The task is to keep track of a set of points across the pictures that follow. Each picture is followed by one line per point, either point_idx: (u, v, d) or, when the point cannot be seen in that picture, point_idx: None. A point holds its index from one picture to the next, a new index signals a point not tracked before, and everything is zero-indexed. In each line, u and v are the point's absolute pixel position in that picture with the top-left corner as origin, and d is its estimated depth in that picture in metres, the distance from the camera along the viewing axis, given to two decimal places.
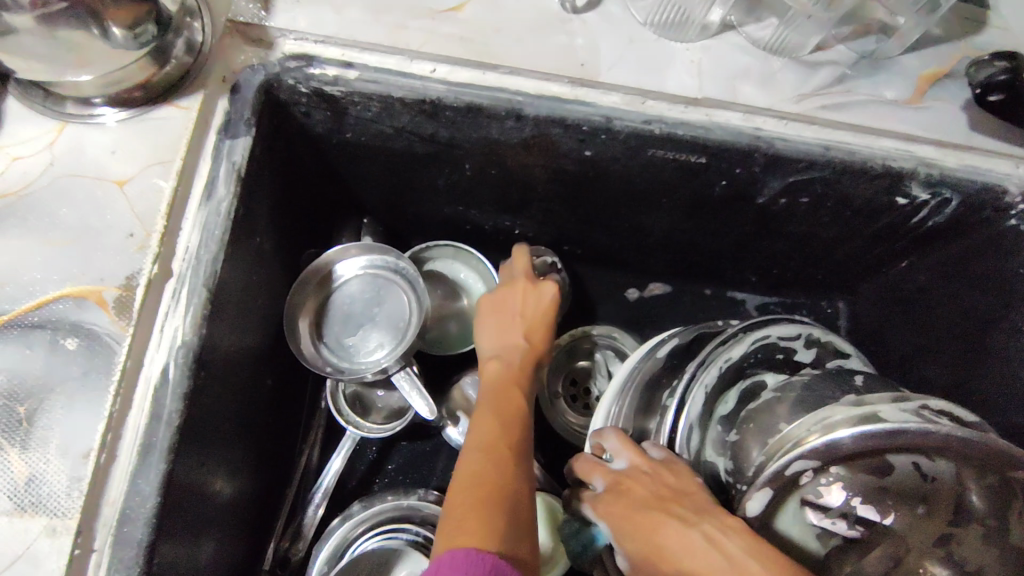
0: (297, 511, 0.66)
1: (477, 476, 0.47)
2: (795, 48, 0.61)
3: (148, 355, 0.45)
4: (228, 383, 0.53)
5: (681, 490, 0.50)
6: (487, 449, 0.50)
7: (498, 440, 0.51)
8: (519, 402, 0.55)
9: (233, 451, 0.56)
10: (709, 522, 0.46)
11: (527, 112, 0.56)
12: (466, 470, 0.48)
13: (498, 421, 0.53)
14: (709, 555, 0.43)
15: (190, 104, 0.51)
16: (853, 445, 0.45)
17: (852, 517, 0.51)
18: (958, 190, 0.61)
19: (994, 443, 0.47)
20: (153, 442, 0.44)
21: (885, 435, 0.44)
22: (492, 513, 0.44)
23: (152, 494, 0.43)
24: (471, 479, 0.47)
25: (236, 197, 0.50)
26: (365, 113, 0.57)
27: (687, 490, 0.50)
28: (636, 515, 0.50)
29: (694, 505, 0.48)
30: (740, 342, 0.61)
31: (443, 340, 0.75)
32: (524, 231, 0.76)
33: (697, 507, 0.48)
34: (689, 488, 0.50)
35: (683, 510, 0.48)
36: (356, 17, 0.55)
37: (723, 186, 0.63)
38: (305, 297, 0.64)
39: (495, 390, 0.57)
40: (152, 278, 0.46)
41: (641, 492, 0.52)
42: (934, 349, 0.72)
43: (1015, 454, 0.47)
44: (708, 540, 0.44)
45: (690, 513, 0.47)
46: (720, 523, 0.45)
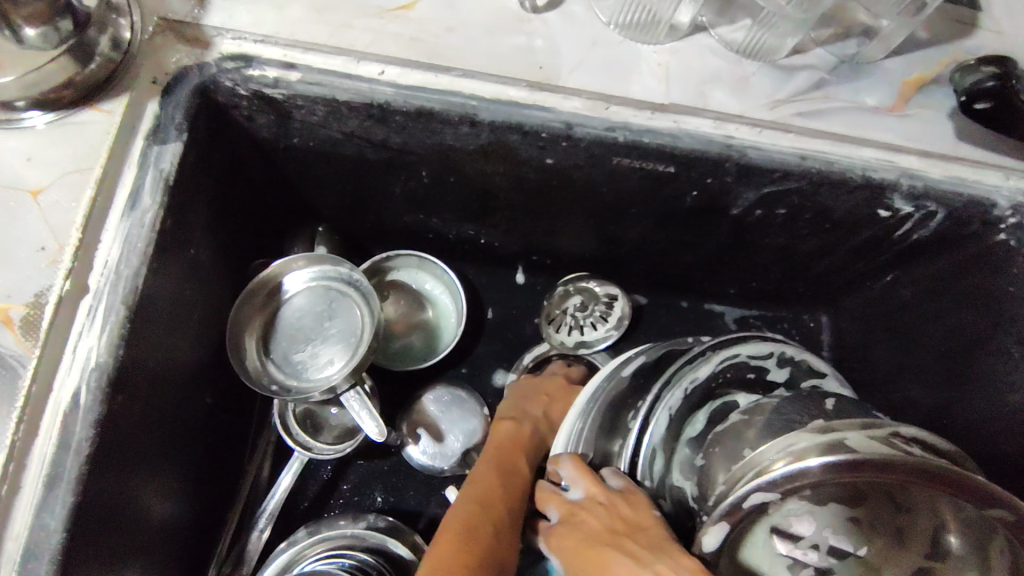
0: (243, 532, 0.63)
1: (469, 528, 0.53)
2: (771, 50, 0.57)
3: (57, 379, 0.42)
4: (154, 404, 0.49)
5: (635, 524, 0.48)
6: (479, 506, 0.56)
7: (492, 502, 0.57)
8: (514, 484, 0.60)
9: (165, 475, 0.53)
10: (662, 561, 0.43)
11: (482, 117, 0.52)
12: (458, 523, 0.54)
13: (492, 492, 0.58)
14: None
15: (113, 108, 0.47)
16: (822, 475, 0.41)
17: (824, 546, 0.49)
18: (943, 204, 0.58)
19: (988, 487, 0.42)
20: (61, 474, 0.41)
21: (852, 468, 0.40)
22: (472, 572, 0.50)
23: (59, 529, 0.40)
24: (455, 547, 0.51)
25: (163, 207, 0.47)
26: (310, 117, 0.53)
27: (642, 524, 0.48)
28: (591, 553, 0.49)
29: (648, 541, 0.46)
30: (708, 361, 0.58)
31: (406, 353, 0.74)
32: (491, 241, 0.72)
33: (651, 544, 0.46)
34: (644, 521, 0.48)
35: (636, 547, 0.46)
36: (299, 15, 0.51)
37: (694, 196, 0.60)
38: (251, 312, 0.60)
39: (502, 450, 0.64)
40: (64, 294, 0.43)
41: (596, 526, 0.50)
42: (918, 368, 0.69)
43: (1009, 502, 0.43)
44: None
45: (643, 551, 0.45)
46: (674, 562, 0.43)
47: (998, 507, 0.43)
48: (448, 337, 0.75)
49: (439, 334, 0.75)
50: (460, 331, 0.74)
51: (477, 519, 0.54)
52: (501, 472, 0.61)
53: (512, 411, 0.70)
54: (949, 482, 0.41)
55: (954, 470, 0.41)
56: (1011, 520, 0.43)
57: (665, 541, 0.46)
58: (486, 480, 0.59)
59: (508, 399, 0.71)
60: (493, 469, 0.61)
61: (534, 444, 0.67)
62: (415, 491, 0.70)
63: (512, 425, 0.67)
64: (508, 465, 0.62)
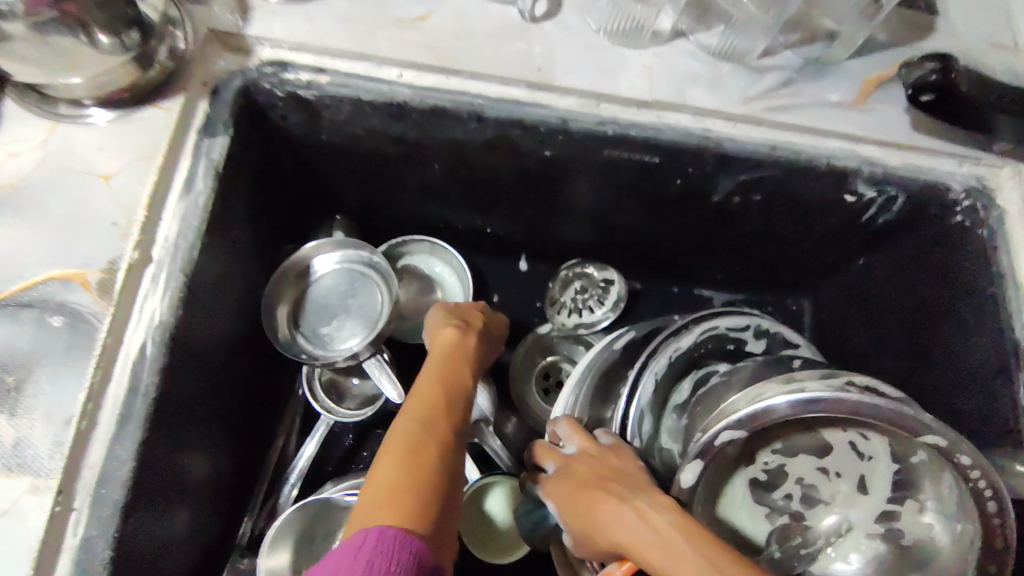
0: (275, 488, 0.69)
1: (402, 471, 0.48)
2: (742, 53, 0.64)
3: (127, 334, 0.49)
4: (202, 363, 0.57)
5: (619, 470, 0.54)
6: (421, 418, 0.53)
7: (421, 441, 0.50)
8: (463, 390, 0.57)
9: (209, 430, 0.59)
10: (641, 497, 0.49)
11: (488, 114, 0.60)
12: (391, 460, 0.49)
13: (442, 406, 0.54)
14: (638, 527, 0.47)
15: (171, 106, 0.55)
16: (788, 412, 0.47)
17: (798, 495, 0.54)
18: (901, 187, 0.64)
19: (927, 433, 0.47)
20: (131, 413, 0.48)
21: (809, 404, 0.47)
22: (411, 493, 0.47)
23: (129, 460, 0.47)
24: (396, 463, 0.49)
25: (213, 190, 0.55)
26: (337, 115, 0.61)
27: (626, 470, 0.53)
28: (578, 495, 0.54)
29: (630, 483, 0.52)
30: (690, 332, 0.65)
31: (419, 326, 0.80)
32: (496, 230, 0.80)
33: (632, 484, 0.51)
34: (628, 469, 0.54)
35: (618, 486, 0.52)
36: (328, 26, 0.59)
37: (678, 184, 0.66)
38: (284, 288, 0.68)
39: (443, 368, 0.59)
40: (133, 262, 0.50)
41: (584, 473, 0.55)
42: (888, 342, 0.74)
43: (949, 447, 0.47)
44: (638, 514, 0.47)
45: (624, 489, 0.51)
46: (650, 498, 0.49)
47: (929, 435, 0.47)
48: None
49: None
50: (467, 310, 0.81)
51: (428, 427, 0.52)
52: (447, 379, 0.58)
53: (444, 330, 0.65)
54: (893, 420, 0.47)
55: (899, 408, 0.46)
56: (943, 447, 0.47)
57: (645, 483, 0.51)
58: (432, 389, 0.56)
59: (436, 323, 0.66)
60: (441, 376, 0.58)
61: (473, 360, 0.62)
62: None
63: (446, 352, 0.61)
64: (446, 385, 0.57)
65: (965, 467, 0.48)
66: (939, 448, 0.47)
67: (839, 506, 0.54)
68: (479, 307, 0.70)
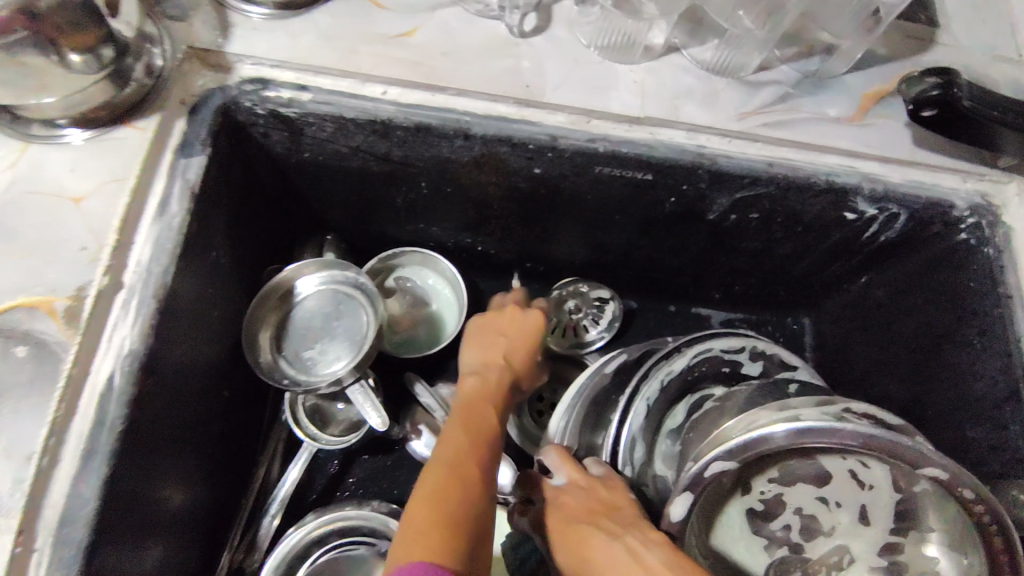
0: (255, 519, 0.67)
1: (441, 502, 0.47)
2: (737, 68, 0.62)
3: (94, 363, 0.47)
4: (177, 392, 0.55)
5: (610, 503, 0.52)
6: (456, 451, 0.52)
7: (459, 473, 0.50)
8: (492, 423, 0.56)
9: (184, 462, 0.57)
10: (632, 533, 0.47)
11: (474, 131, 0.58)
12: (430, 490, 0.48)
13: (468, 439, 0.53)
14: (628, 564, 0.45)
15: (145, 125, 0.54)
16: (786, 442, 0.43)
17: (797, 526, 0.51)
18: (903, 205, 0.62)
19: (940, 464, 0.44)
20: (96, 448, 0.46)
21: (811, 434, 0.42)
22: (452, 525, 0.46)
23: (94, 497, 0.45)
24: (435, 492, 0.48)
25: (189, 214, 0.53)
26: (320, 133, 0.59)
27: (617, 503, 0.51)
28: (567, 530, 0.51)
29: (620, 517, 0.49)
30: (683, 356, 0.62)
31: (409, 342, 0.78)
32: (487, 249, 0.78)
33: (623, 519, 0.49)
34: (620, 502, 0.52)
35: (609, 521, 0.49)
36: (310, 42, 0.57)
37: (673, 202, 0.64)
38: (265, 312, 0.66)
39: (467, 406, 0.58)
40: (102, 289, 0.49)
41: (574, 507, 0.53)
42: (892, 363, 0.72)
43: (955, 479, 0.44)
44: (629, 553, 0.45)
45: (615, 525, 0.49)
46: (641, 534, 0.47)
47: (928, 466, 0.44)
48: (452, 328, 0.79)
49: (442, 326, 0.80)
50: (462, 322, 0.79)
51: (455, 460, 0.51)
52: (471, 416, 0.57)
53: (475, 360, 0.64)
54: (889, 449, 0.43)
55: (896, 437, 0.43)
56: (946, 480, 0.44)
57: (635, 517, 0.49)
58: (466, 426, 0.55)
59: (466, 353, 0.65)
60: (472, 413, 0.57)
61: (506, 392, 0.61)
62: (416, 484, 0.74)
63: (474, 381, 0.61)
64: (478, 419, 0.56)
65: (969, 501, 0.45)
66: (942, 481, 0.44)
67: (840, 537, 0.51)
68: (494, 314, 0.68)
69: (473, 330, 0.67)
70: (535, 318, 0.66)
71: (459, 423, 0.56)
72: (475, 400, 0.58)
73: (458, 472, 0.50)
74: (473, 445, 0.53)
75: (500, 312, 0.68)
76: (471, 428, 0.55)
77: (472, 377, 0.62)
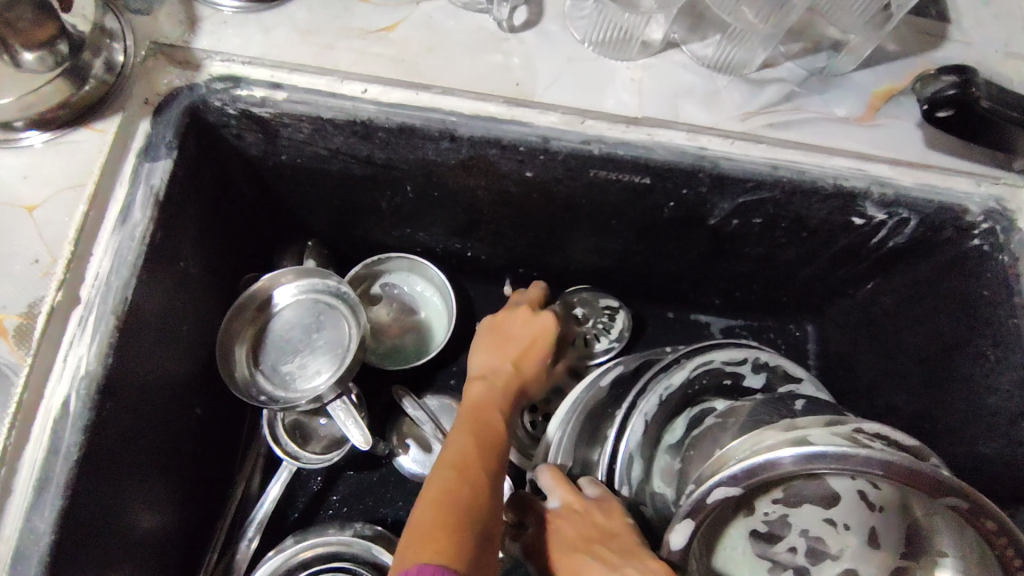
0: (232, 541, 0.64)
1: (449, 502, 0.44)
2: (740, 65, 0.58)
3: (48, 386, 0.44)
4: (142, 412, 0.51)
5: (607, 530, 0.49)
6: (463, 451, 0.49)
7: (466, 473, 0.47)
8: (500, 427, 0.54)
9: (152, 486, 0.54)
10: (633, 567, 0.45)
11: (461, 133, 0.54)
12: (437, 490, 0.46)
13: (476, 443, 0.51)
14: None
15: (105, 127, 0.50)
16: (795, 468, 0.39)
17: (804, 549, 0.47)
18: (914, 210, 0.59)
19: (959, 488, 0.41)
20: (50, 477, 0.43)
21: (821, 458, 0.39)
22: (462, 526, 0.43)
23: (47, 531, 0.42)
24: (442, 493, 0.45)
25: (152, 222, 0.49)
26: (297, 134, 0.55)
27: (614, 531, 0.48)
28: (563, 558, 0.49)
29: (619, 548, 0.47)
30: (682, 368, 0.58)
31: (396, 352, 0.75)
32: (477, 254, 0.74)
33: (621, 548, 0.47)
34: (617, 529, 0.49)
35: (606, 550, 0.47)
36: (284, 37, 0.53)
37: (671, 207, 0.61)
38: (241, 325, 0.62)
39: (475, 409, 0.55)
40: (56, 304, 0.45)
41: (569, 534, 0.50)
42: (901, 373, 0.69)
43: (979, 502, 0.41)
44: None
45: (614, 557, 0.46)
46: (642, 567, 0.44)
47: (946, 495, 0.40)
48: (440, 338, 0.76)
49: (431, 334, 0.76)
50: (451, 330, 0.75)
51: (461, 463, 0.48)
52: (479, 419, 0.54)
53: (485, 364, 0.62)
54: (908, 476, 0.39)
55: (915, 463, 0.39)
56: (963, 507, 0.41)
57: (636, 547, 0.47)
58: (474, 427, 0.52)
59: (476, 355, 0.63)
60: (479, 416, 0.54)
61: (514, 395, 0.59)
62: (403, 500, 0.71)
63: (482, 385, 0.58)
64: (484, 422, 0.54)
65: (989, 530, 0.42)
66: (963, 508, 0.41)
67: (849, 562, 0.46)
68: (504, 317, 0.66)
69: (481, 333, 0.65)
70: (547, 320, 0.65)
71: (467, 427, 0.53)
72: (482, 405, 0.56)
73: (465, 475, 0.47)
74: (482, 449, 0.50)
75: (511, 313, 0.66)
76: (478, 432, 0.52)
77: (481, 380, 0.60)
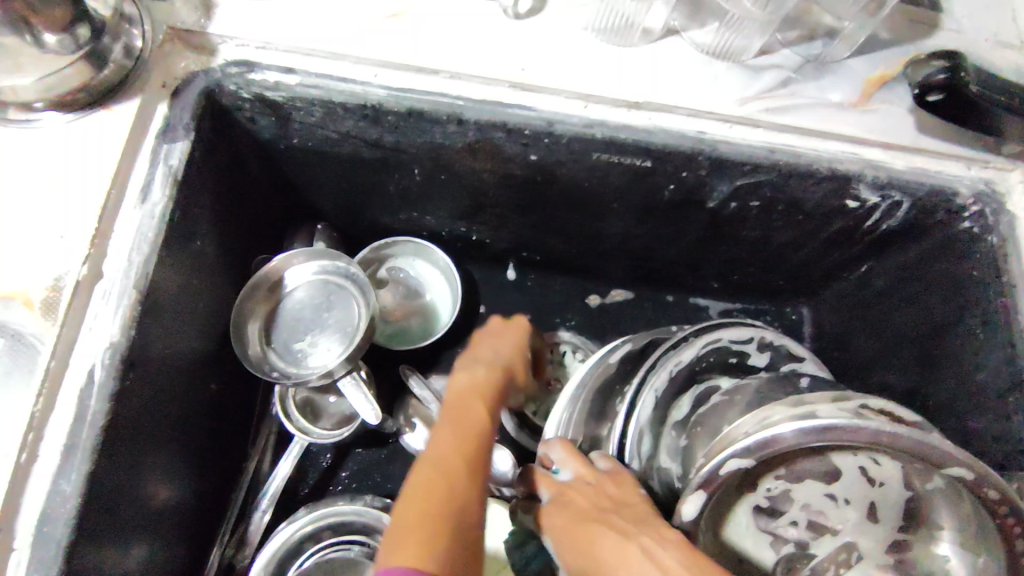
0: (245, 513, 0.66)
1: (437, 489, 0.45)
2: (738, 51, 0.60)
3: (73, 356, 0.46)
4: (161, 385, 0.53)
5: (620, 502, 0.48)
6: (452, 442, 0.49)
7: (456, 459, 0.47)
8: (484, 417, 0.53)
9: (169, 457, 0.56)
10: (647, 533, 0.44)
11: (468, 117, 0.56)
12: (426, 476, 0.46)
13: (460, 436, 0.50)
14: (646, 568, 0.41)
15: (126, 108, 0.51)
16: (795, 441, 0.42)
17: (805, 522, 0.49)
18: (906, 193, 0.61)
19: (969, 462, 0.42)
20: (76, 444, 0.45)
21: (824, 431, 0.41)
22: (447, 516, 0.43)
23: (74, 494, 0.44)
24: (433, 479, 0.46)
25: (171, 200, 0.51)
26: (309, 118, 0.57)
27: (627, 501, 0.48)
28: (576, 530, 0.48)
29: (631, 516, 0.46)
30: (691, 346, 0.59)
31: (402, 334, 0.77)
32: (482, 238, 0.76)
33: (635, 518, 0.46)
34: (631, 500, 0.48)
35: (621, 520, 0.46)
36: (297, 22, 0.55)
37: (671, 190, 0.63)
38: (255, 303, 0.65)
39: (459, 400, 0.55)
40: (80, 279, 0.47)
41: (582, 506, 0.49)
42: (894, 353, 0.71)
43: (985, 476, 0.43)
44: (645, 556, 0.42)
45: (627, 524, 0.45)
46: (655, 532, 0.44)
47: (953, 466, 0.43)
48: (445, 318, 0.79)
49: (435, 316, 0.79)
50: (456, 312, 0.78)
51: (446, 459, 0.47)
52: (463, 411, 0.53)
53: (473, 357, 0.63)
54: (914, 448, 0.42)
55: (922, 436, 0.42)
56: (970, 479, 0.43)
57: (650, 516, 0.46)
58: (466, 413, 0.53)
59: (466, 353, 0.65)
60: (469, 400, 0.54)
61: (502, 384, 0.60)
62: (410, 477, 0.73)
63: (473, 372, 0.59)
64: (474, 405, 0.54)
65: (993, 500, 0.43)
66: (968, 480, 0.43)
67: (846, 535, 0.49)
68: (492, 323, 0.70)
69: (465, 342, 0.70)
70: (523, 320, 0.70)
71: (451, 419, 0.52)
72: (472, 388, 0.56)
73: (455, 462, 0.47)
74: (466, 442, 0.49)
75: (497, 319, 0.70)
76: (462, 425, 0.51)
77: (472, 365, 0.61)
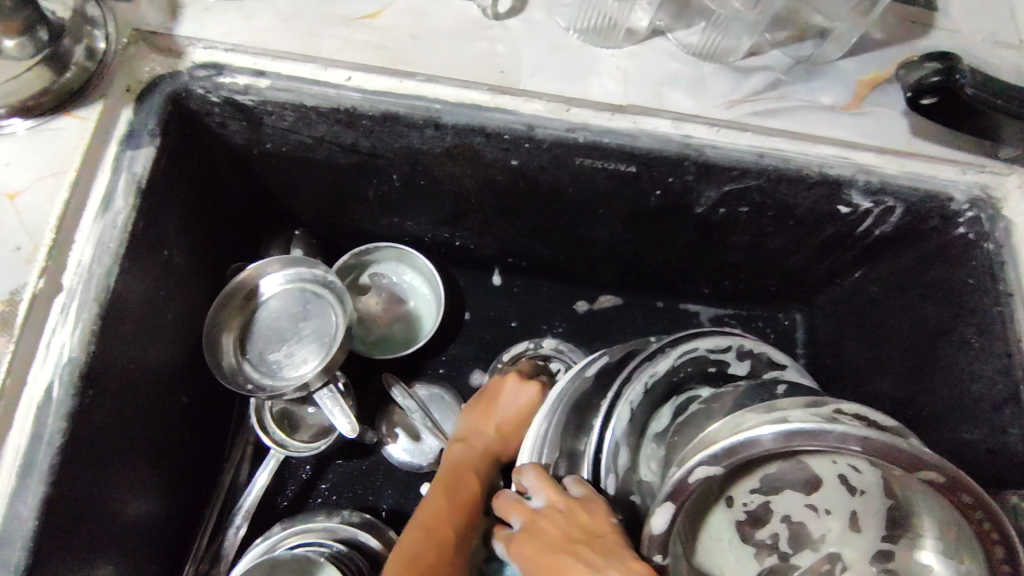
0: (220, 528, 0.65)
1: (417, 560, 0.54)
2: (725, 53, 0.58)
3: (30, 373, 0.45)
4: (125, 400, 0.51)
5: (591, 531, 0.46)
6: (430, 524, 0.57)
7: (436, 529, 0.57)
8: (473, 483, 0.62)
9: (138, 472, 0.55)
10: (618, 569, 0.42)
11: (445, 120, 0.54)
12: (408, 548, 0.55)
13: (448, 504, 0.59)
14: None
15: (87, 114, 0.50)
16: (774, 446, 0.39)
17: (786, 534, 0.47)
18: (901, 198, 0.59)
19: (945, 468, 0.39)
20: (33, 464, 0.43)
21: (810, 436, 0.38)
22: None
23: (31, 516, 0.42)
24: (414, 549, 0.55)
25: (136, 208, 0.50)
26: (281, 122, 0.55)
27: (599, 531, 0.46)
28: (548, 561, 0.47)
29: (602, 549, 0.45)
30: (665, 356, 0.57)
31: (384, 342, 0.75)
32: (465, 243, 0.74)
33: (604, 550, 0.44)
34: (601, 528, 0.46)
35: (589, 552, 0.44)
36: (267, 23, 0.53)
37: (658, 195, 0.61)
38: (228, 315, 0.63)
39: (453, 472, 0.62)
40: (38, 291, 0.45)
41: (554, 536, 0.48)
42: (887, 362, 0.69)
43: (961, 480, 0.40)
44: None
45: (597, 556, 0.44)
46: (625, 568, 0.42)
47: (925, 470, 0.39)
48: (427, 327, 0.76)
49: (419, 322, 0.77)
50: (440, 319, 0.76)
51: (432, 527, 0.57)
52: (456, 482, 0.61)
53: (465, 430, 0.67)
54: (887, 454, 0.38)
55: (894, 440, 0.38)
56: (942, 483, 0.40)
57: (621, 548, 0.44)
58: (449, 486, 0.61)
59: (461, 419, 0.69)
60: (453, 476, 0.62)
61: (489, 459, 0.65)
62: (392, 488, 0.72)
63: (462, 445, 0.65)
64: (459, 482, 0.61)
65: (966, 505, 0.41)
66: (941, 484, 0.40)
67: (832, 547, 0.46)
68: (490, 385, 0.70)
69: (476, 394, 0.71)
70: (534, 391, 0.68)
71: (441, 494, 0.60)
72: (457, 467, 0.63)
73: (431, 536, 0.56)
74: (452, 512, 0.58)
75: (498, 380, 0.70)
76: (452, 496, 0.60)
77: (462, 441, 0.66)
